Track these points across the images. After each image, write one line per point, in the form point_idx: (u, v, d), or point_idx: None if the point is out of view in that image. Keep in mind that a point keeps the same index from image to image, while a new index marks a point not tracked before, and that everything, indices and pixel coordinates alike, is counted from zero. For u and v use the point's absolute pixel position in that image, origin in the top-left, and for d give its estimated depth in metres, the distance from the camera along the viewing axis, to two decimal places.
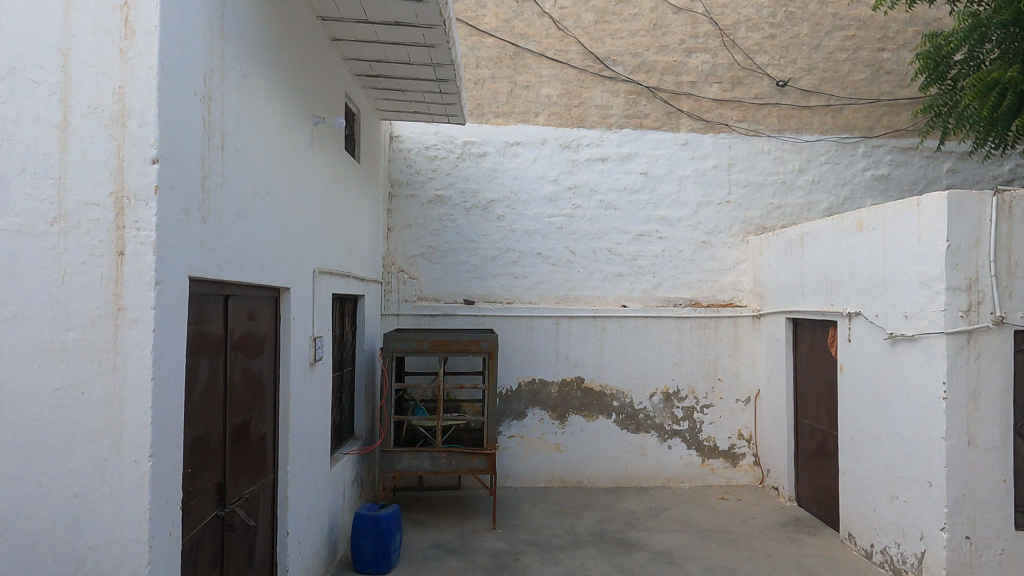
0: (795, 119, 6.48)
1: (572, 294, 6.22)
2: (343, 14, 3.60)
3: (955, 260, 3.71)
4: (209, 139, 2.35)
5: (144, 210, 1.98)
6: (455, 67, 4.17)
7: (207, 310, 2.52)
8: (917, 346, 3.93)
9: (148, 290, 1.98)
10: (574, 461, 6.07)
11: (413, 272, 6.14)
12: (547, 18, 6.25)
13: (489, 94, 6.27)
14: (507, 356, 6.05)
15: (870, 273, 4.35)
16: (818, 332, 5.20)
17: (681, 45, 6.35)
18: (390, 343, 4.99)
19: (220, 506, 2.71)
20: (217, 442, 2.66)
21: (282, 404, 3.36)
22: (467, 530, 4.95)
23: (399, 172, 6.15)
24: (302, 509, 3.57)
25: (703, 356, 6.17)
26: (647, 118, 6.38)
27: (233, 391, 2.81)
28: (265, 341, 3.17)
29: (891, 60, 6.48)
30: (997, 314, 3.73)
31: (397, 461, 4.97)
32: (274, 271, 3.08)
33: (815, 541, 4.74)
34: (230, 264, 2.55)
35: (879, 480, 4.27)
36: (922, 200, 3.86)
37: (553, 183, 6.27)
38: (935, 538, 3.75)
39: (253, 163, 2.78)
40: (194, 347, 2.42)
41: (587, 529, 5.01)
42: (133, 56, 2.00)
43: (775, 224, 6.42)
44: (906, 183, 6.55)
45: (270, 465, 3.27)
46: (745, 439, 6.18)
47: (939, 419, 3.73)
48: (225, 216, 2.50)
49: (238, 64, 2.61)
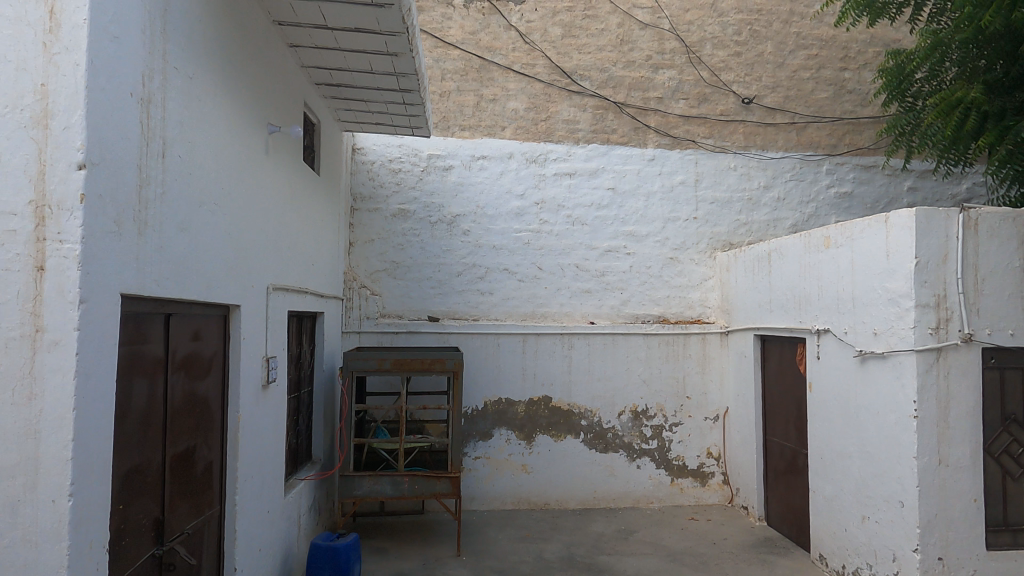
0: (760, 136, 6.50)
1: (539, 311, 6.09)
2: (301, 20, 3.45)
3: (924, 277, 3.69)
4: (147, 145, 2.17)
5: (68, 220, 1.79)
6: (420, 77, 4.01)
7: (146, 329, 2.32)
8: (887, 363, 3.90)
9: (71, 310, 1.78)
10: (542, 481, 5.91)
11: (375, 287, 5.95)
12: (514, 31, 6.22)
13: (455, 107, 6.17)
14: (473, 375, 5.88)
15: (838, 291, 4.33)
16: (786, 349, 5.18)
17: (647, 61, 6.36)
18: (350, 362, 4.78)
19: (158, 544, 2.49)
20: (155, 473, 2.44)
21: (231, 430, 3.14)
22: (430, 558, 4.74)
23: (361, 185, 5.98)
24: (252, 542, 3.34)
25: (672, 374, 6.10)
26: (615, 133, 6.34)
27: (176, 416, 2.60)
28: (212, 361, 2.96)
29: (853, 79, 6.59)
30: (965, 331, 3.71)
31: (357, 487, 4.74)
32: (223, 287, 2.88)
33: (786, 562, 4.66)
34: (170, 280, 2.35)
35: (850, 500, 4.21)
36: (890, 217, 3.85)
37: (520, 198, 6.16)
38: (909, 560, 3.69)
39: (198, 172, 2.60)
40: (129, 369, 2.22)
41: (555, 554, 4.85)
42: (58, 51, 1.81)
43: (742, 241, 6.41)
44: (870, 202, 6.57)
45: (216, 496, 3.04)
46: (714, 457, 6.10)
47: (911, 438, 3.69)
48: (165, 229, 2.31)
49: (182, 66, 2.43)
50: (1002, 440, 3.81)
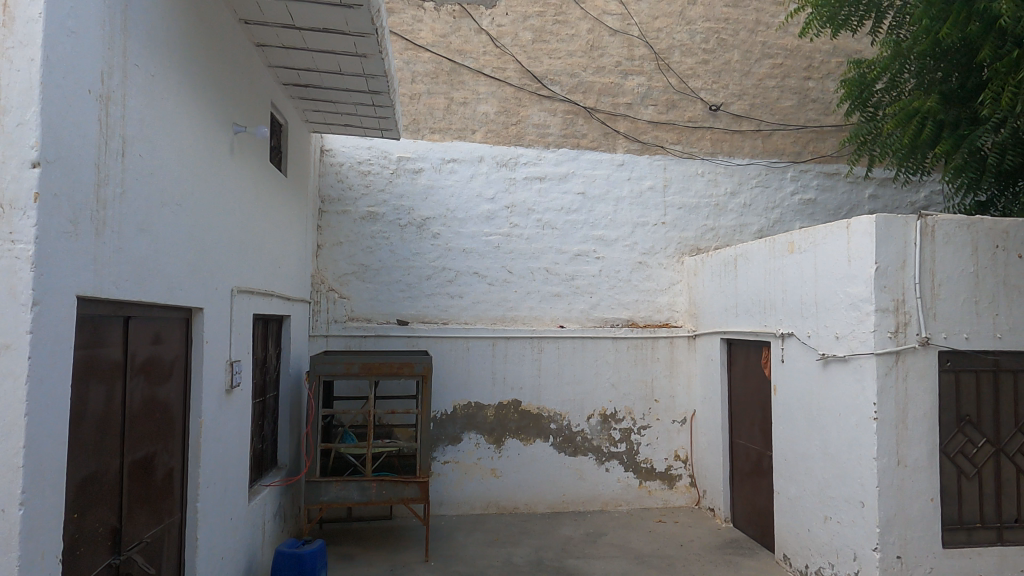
0: (727, 142, 6.60)
1: (509, 315, 6.10)
2: (268, 19, 3.41)
3: (883, 282, 3.79)
4: (106, 143, 2.12)
5: (21, 219, 1.74)
6: (389, 79, 3.99)
7: (103, 332, 2.26)
8: (848, 366, 3.98)
9: (23, 311, 1.72)
10: (511, 485, 5.90)
11: (344, 291, 5.88)
12: (484, 35, 6.23)
13: (425, 109, 6.15)
14: (442, 378, 5.86)
15: (802, 295, 4.41)
16: (751, 353, 5.26)
17: (617, 67, 6.43)
18: (317, 366, 4.72)
19: (115, 553, 2.42)
20: (112, 480, 2.38)
21: (193, 435, 3.07)
22: (398, 564, 4.70)
23: (330, 187, 5.91)
24: (214, 550, 3.27)
25: (640, 377, 6.15)
26: (585, 138, 6.39)
27: (134, 421, 2.53)
28: (173, 365, 2.89)
29: (817, 88, 6.74)
30: (922, 335, 3.81)
31: (323, 493, 4.68)
32: (185, 289, 2.82)
33: (751, 563, 4.73)
34: (129, 282, 2.30)
35: (813, 501, 4.28)
36: (851, 223, 3.94)
37: (490, 202, 6.16)
38: (869, 559, 3.77)
39: (160, 171, 2.54)
40: (84, 373, 2.16)
41: (524, 558, 4.84)
42: (11, 45, 1.76)
43: (709, 246, 6.50)
44: (832, 208, 6.71)
45: (177, 503, 2.97)
46: (681, 460, 6.16)
47: (871, 439, 3.77)
48: (125, 229, 2.25)
49: (143, 63, 2.37)
50: (958, 441, 3.92)
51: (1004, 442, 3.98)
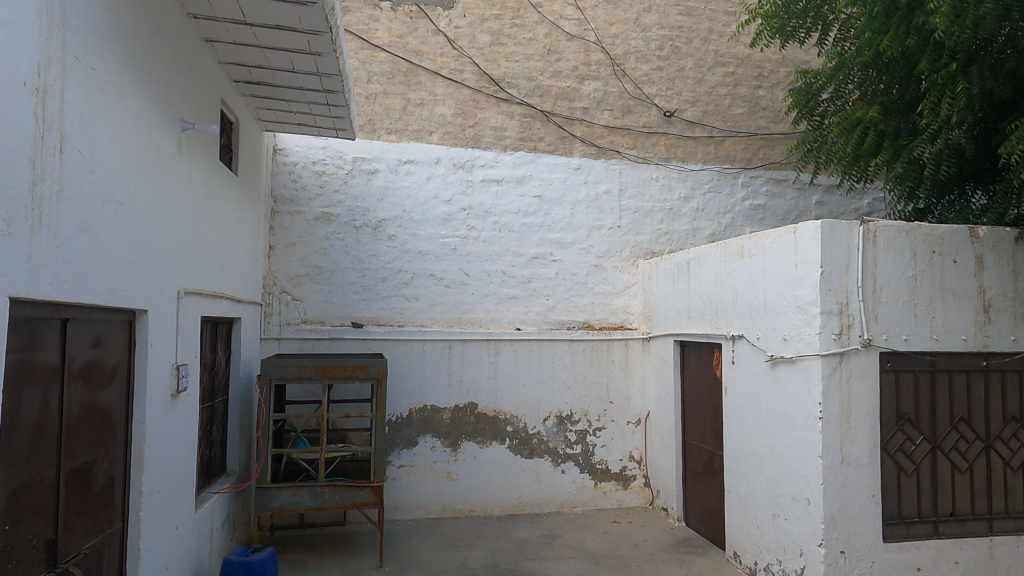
0: (681, 148, 6.72)
1: (465, 317, 6.07)
2: (217, 14, 3.32)
3: (828, 286, 3.91)
4: (42, 139, 2.03)
5: None
6: (343, 78, 3.93)
7: (39, 335, 2.17)
8: (795, 367, 4.09)
9: None
10: (467, 488, 5.88)
11: (296, 293, 5.77)
12: (441, 36, 6.22)
13: (381, 109, 6.09)
14: (397, 382, 5.80)
15: (752, 298, 4.51)
16: (703, 354, 5.36)
17: (573, 72, 6.51)
18: (268, 369, 4.62)
19: (51, 566, 2.32)
20: (48, 489, 2.28)
21: (136, 442, 2.97)
22: (351, 570, 4.62)
23: (282, 187, 5.80)
24: (158, 560, 3.17)
25: (595, 379, 6.20)
26: (542, 141, 6.43)
27: (73, 428, 2.43)
28: (115, 370, 2.79)
29: (767, 97, 6.94)
30: (864, 337, 3.95)
31: (274, 499, 4.58)
32: (128, 290, 2.73)
33: (703, 561, 4.81)
34: (68, 282, 2.21)
35: (762, 500, 4.38)
36: (798, 228, 4.05)
37: (447, 204, 6.13)
38: (814, 555, 3.88)
39: (102, 168, 2.46)
40: (18, 378, 2.06)
41: (479, 561, 4.82)
42: None
43: (663, 249, 6.58)
44: (781, 213, 6.89)
45: (119, 512, 2.87)
46: (635, 461, 6.24)
47: (817, 437, 3.88)
48: (63, 227, 2.17)
49: (84, 57, 2.29)
50: (897, 439, 4.07)
51: (940, 440, 4.15)
